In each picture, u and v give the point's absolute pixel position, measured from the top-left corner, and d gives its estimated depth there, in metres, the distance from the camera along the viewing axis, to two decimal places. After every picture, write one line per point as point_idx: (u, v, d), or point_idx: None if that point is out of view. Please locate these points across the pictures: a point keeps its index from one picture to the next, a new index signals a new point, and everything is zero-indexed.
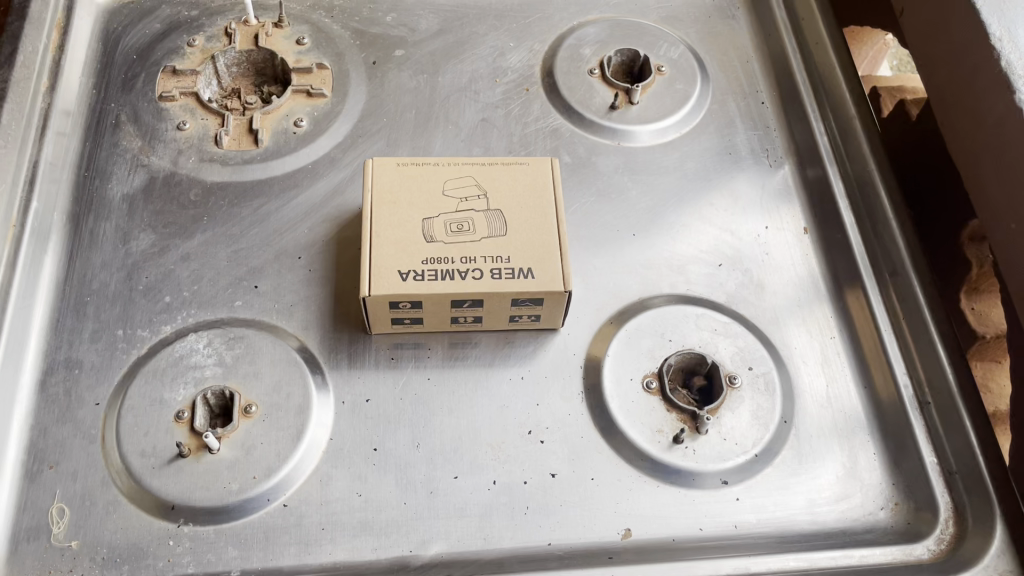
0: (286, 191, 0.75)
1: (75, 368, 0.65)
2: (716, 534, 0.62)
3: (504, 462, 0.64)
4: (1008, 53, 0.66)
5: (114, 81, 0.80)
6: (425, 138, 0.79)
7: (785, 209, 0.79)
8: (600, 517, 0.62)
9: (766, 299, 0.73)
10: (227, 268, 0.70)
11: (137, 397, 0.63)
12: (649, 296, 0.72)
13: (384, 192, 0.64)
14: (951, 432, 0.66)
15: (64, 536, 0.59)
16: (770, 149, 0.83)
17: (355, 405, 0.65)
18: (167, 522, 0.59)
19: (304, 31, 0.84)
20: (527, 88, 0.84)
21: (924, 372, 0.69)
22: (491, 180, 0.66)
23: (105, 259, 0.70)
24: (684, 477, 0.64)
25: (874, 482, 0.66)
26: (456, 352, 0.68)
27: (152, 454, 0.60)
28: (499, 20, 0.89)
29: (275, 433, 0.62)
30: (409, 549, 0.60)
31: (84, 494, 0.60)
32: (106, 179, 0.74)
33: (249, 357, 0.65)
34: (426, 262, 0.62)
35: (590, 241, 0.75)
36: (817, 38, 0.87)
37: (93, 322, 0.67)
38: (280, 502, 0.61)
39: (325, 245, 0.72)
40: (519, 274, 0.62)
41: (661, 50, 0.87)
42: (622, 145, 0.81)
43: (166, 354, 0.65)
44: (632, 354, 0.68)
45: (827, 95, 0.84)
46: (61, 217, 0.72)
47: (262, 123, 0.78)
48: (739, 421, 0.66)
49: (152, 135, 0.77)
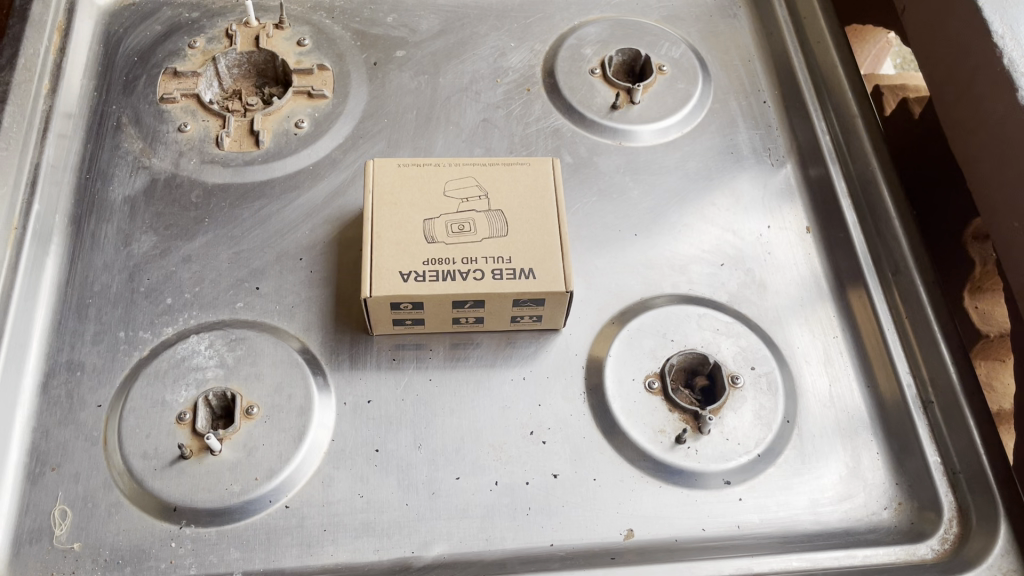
0: (287, 193, 0.75)
1: (77, 370, 0.65)
2: (718, 534, 0.62)
3: (506, 463, 0.64)
4: (1009, 51, 0.66)
5: (115, 83, 0.80)
6: (426, 138, 0.79)
7: (787, 208, 0.79)
8: (602, 517, 0.62)
9: (768, 299, 0.73)
10: (229, 269, 0.70)
11: (140, 398, 0.63)
12: (651, 296, 0.72)
13: (385, 193, 0.64)
14: (955, 431, 0.66)
15: (67, 538, 0.59)
16: (772, 148, 0.83)
17: (357, 406, 0.65)
18: (169, 524, 0.59)
19: (305, 32, 0.84)
20: (528, 88, 0.84)
21: (927, 371, 0.69)
22: (492, 181, 0.66)
23: (107, 261, 0.70)
24: (686, 477, 0.64)
25: (878, 481, 0.66)
26: (458, 352, 0.68)
27: (154, 456, 0.60)
28: (500, 20, 0.89)
29: (277, 435, 0.62)
30: (411, 550, 0.60)
31: (86, 495, 0.60)
32: (107, 181, 0.74)
33: (250, 358, 0.65)
34: (427, 262, 0.61)
35: (591, 241, 0.75)
36: (819, 37, 0.87)
37: (95, 324, 0.67)
38: (282, 503, 0.61)
39: (327, 246, 0.72)
40: (521, 275, 0.62)
41: (662, 50, 0.87)
42: (624, 144, 0.81)
43: (168, 355, 0.65)
44: (634, 354, 0.68)
45: (829, 93, 0.84)
46: (63, 219, 0.72)
47: (263, 125, 0.78)
48: (741, 421, 0.65)
49: (153, 137, 0.77)
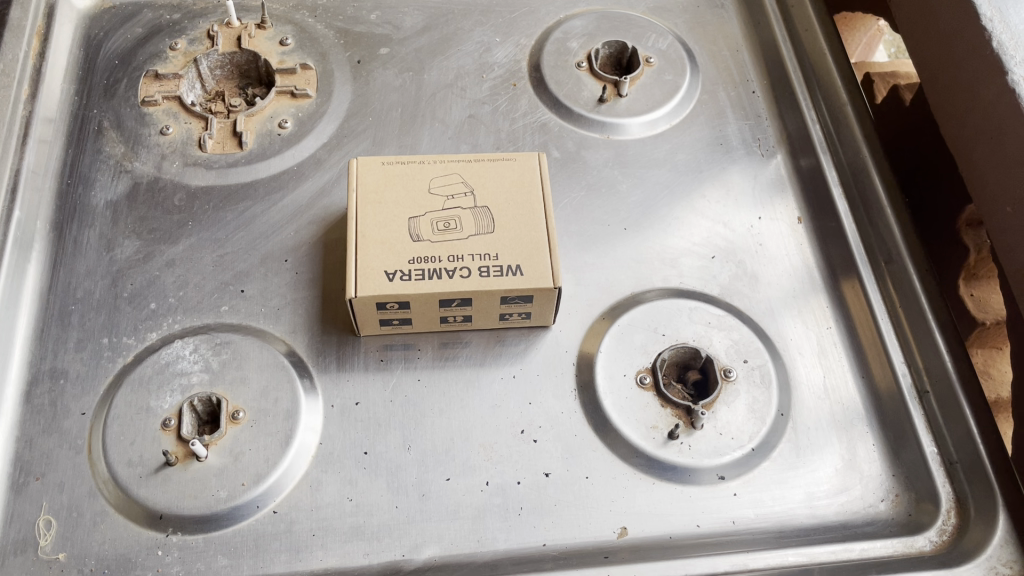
0: (271, 194, 0.74)
1: (60, 378, 0.64)
2: (713, 530, 0.61)
3: (497, 462, 0.63)
4: (998, 34, 0.65)
5: (96, 87, 0.79)
6: (412, 135, 0.78)
7: (778, 199, 0.78)
8: (595, 516, 0.61)
9: (760, 291, 0.72)
10: (213, 272, 0.70)
11: (124, 405, 0.62)
12: (641, 291, 0.71)
13: (369, 191, 0.64)
14: (951, 421, 0.65)
15: (51, 548, 0.58)
16: (762, 138, 0.82)
17: (344, 408, 0.64)
18: (155, 532, 0.59)
19: (287, 32, 0.83)
20: (514, 84, 0.83)
21: (921, 360, 0.68)
22: (477, 177, 0.65)
23: (89, 267, 0.69)
24: (680, 474, 0.63)
25: (874, 473, 0.65)
26: (447, 352, 0.67)
27: (139, 463, 0.60)
28: (485, 15, 0.88)
29: (263, 439, 0.61)
30: (402, 553, 0.59)
31: (71, 505, 0.59)
32: (89, 186, 0.74)
33: (236, 362, 0.64)
34: (412, 261, 0.61)
35: (580, 236, 0.74)
36: (808, 25, 0.87)
37: (78, 331, 0.66)
38: (270, 508, 0.60)
39: (312, 247, 0.71)
40: (507, 272, 0.61)
41: (649, 42, 0.86)
42: (612, 138, 0.80)
43: (152, 361, 0.64)
44: (624, 349, 0.67)
45: (818, 83, 0.83)
46: (45, 225, 0.71)
47: (245, 125, 0.77)
48: (735, 415, 0.65)
49: (135, 140, 0.76)
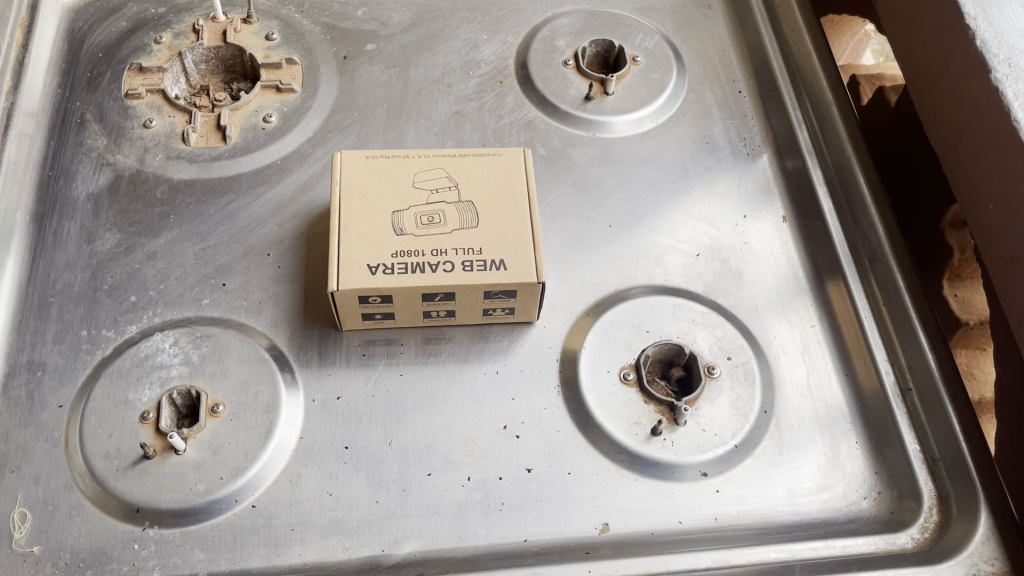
0: (254, 188, 0.73)
1: (38, 370, 0.63)
2: (695, 526, 0.61)
3: (479, 458, 0.62)
4: (982, 32, 0.65)
5: (79, 80, 0.79)
6: (397, 131, 0.78)
7: (763, 198, 0.78)
8: (578, 511, 0.61)
9: (744, 289, 0.72)
10: (195, 265, 0.69)
11: (102, 397, 0.61)
12: (626, 288, 0.71)
13: (353, 185, 0.63)
14: (934, 418, 0.65)
15: (25, 541, 0.57)
16: (747, 138, 0.82)
17: (325, 403, 0.64)
18: (132, 526, 0.58)
19: (273, 26, 0.83)
20: (501, 81, 0.83)
21: (904, 358, 0.68)
22: (462, 172, 0.65)
23: (69, 259, 0.69)
24: (663, 470, 0.63)
25: (857, 471, 0.65)
26: (430, 347, 0.67)
27: (117, 457, 0.59)
28: (472, 13, 0.88)
29: (243, 433, 0.61)
30: (382, 548, 0.59)
31: (46, 498, 0.58)
32: (71, 178, 0.73)
33: (217, 355, 0.64)
34: (396, 254, 0.60)
35: (566, 233, 0.74)
36: (794, 27, 0.87)
37: (57, 324, 0.66)
38: (248, 502, 0.59)
39: (295, 241, 0.71)
40: (492, 266, 0.61)
41: (636, 41, 0.86)
42: (598, 136, 0.80)
43: (132, 354, 0.63)
44: (608, 345, 0.67)
45: (805, 84, 0.84)
46: (24, 217, 0.70)
47: (230, 119, 0.77)
48: (718, 412, 0.65)
49: (118, 133, 0.76)
